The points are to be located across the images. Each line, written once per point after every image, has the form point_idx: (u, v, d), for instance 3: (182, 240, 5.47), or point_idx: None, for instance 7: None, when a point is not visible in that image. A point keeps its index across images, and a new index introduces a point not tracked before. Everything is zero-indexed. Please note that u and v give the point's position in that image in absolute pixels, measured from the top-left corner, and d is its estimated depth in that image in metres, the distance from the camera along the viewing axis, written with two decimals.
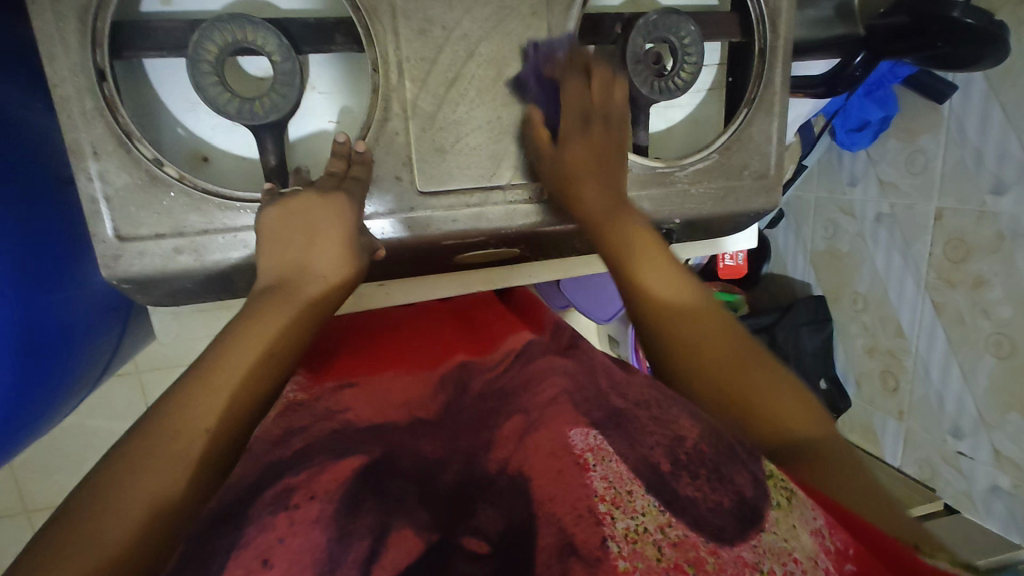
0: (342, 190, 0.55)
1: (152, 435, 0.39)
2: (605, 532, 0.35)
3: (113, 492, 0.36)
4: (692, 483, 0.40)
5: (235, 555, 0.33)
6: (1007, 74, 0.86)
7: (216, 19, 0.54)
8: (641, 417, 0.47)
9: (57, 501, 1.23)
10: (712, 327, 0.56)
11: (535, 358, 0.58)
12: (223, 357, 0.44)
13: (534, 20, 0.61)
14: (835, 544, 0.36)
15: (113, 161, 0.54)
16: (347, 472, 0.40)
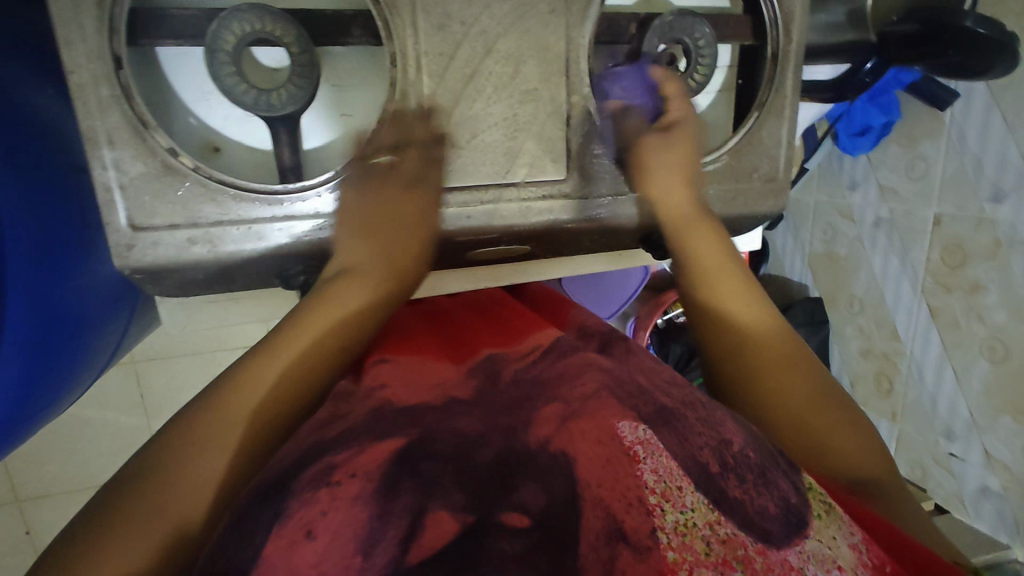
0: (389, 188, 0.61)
1: (244, 383, 0.48)
2: (654, 524, 0.38)
3: (213, 429, 0.45)
4: (739, 486, 0.42)
5: (281, 525, 0.37)
6: (1010, 84, 0.87)
7: (235, 9, 0.54)
8: (690, 418, 0.48)
9: (50, 491, 1.22)
10: (789, 353, 0.59)
11: (568, 354, 0.58)
12: (275, 351, 0.50)
13: (552, 18, 0.61)
14: (872, 559, 0.38)
15: (128, 150, 0.53)
16: (386, 454, 0.42)
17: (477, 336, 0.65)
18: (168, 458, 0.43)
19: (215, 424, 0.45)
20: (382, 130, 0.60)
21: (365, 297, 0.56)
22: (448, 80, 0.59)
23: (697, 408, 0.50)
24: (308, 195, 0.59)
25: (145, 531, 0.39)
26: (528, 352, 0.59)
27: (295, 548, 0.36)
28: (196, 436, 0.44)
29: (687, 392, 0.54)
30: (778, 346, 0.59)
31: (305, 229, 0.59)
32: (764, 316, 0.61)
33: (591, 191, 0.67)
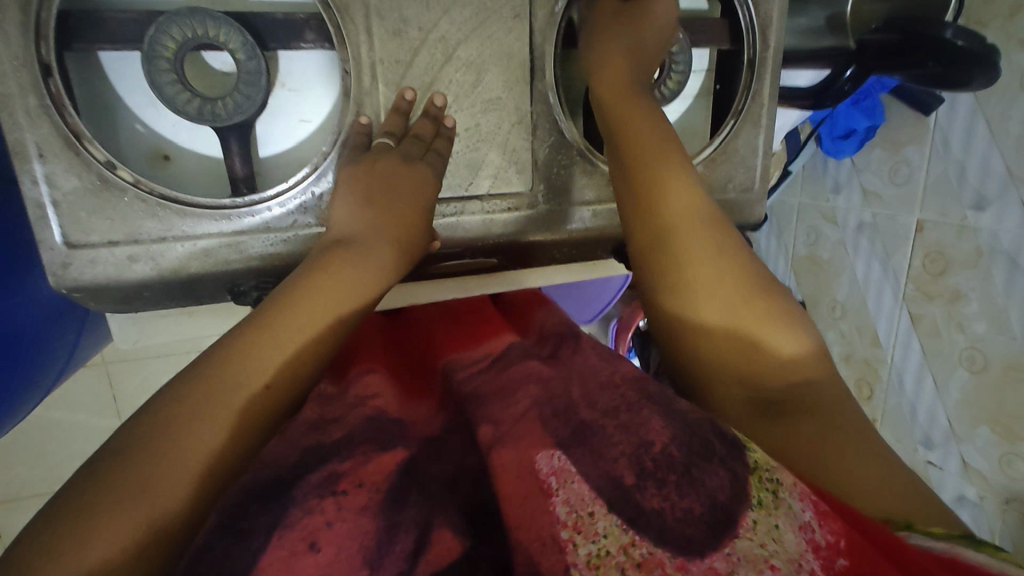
0: (424, 163, 0.56)
1: (242, 358, 0.43)
2: (568, 560, 0.36)
3: (201, 409, 0.41)
4: (658, 493, 0.38)
5: (279, 534, 0.37)
6: (994, 90, 0.85)
7: (175, 13, 0.51)
8: (607, 426, 0.43)
9: (17, 496, 1.19)
10: (732, 252, 0.50)
11: (509, 365, 0.54)
12: (254, 348, 0.44)
13: (517, 23, 0.58)
14: (825, 537, 0.35)
15: (61, 164, 0.50)
16: (390, 466, 0.43)
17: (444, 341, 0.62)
18: (153, 432, 0.39)
19: (209, 401, 0.41)
20: (337, 141, 0.57)
21: (365, 273, 0.50)
22: (408, 87, 0.56)
23: (625, 414, 0.44)
24: (258, 209, 0.56)
25: (120, 520, 0.35)
26: (476, 364, 0.56)
27: (296, 561, 0.35)
28: (182, 419, 0.40)
29: (618, 395, 0.47)
30: (714, 253, 0.50)
31: (256, 244, 0.57)
32: (703, 216, 0.51)
33: (559, 201, 0.64)
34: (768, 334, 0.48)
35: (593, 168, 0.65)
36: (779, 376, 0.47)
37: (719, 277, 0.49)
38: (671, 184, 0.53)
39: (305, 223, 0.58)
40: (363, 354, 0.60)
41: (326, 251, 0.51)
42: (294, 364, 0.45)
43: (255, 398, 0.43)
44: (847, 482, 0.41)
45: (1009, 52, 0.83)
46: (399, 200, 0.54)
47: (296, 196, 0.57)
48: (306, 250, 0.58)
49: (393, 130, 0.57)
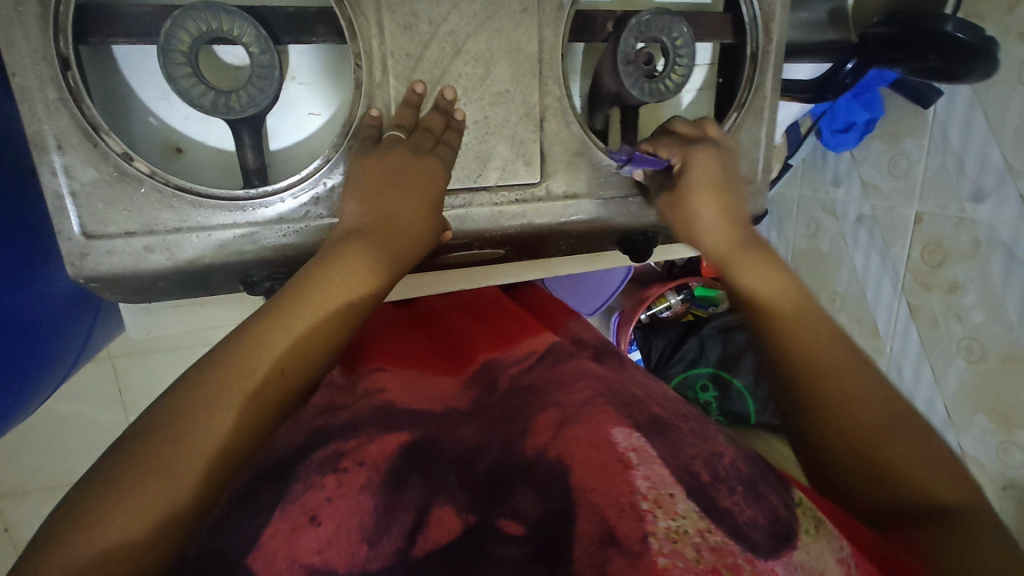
0: (435, 154, 0.56)
1: (251, 346, 0.45)
2: (647, 529, 0.38)
3: (215, 395, 0.42)
4: (729, 496, 0.42)
5: (283, 507, 0.40)
6: (992, 83, 0.86)
7: (190, 8, 0.52)
8: (682, 428, 0.49)
9: (27, 487, 1.20)
10: (841, 353, 0.54)
11: (561, 360, 0.60)
12: (263, 335, 0.45)
13: (525, 17, 0.59)
14: (860, 572, 0.39)
15: (79, 156, 0.51)
16: (393, 447, 0.46)
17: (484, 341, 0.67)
18: (170, 419, 0.41)
19: (221, 387, 0.42)
20: (348, 133, 0.58)
21: (371, 264, 0.51)
22: (418, 79, 0.57)
23: (691, 422, 0.51)
24: (271, 201, 0.57)
25: (147, 493, 0.38)
26: (520, 361, 0.61)
27: (297, 533, 0.39)
28: (200, 403, 0.41)
29: (681, 405, 0.55)
30: (818, 348, 0.55)
31: (269, 235, 0.58)
32: (807, 317, 0.56)
33: (565, 193, 0.65)
34: (882, 433, 0.50)
35: (598, 160, 0.66)
36: (891, 468, 0.49)
37: (821, 370, 0.54)
38: (765, 279, 0.58)
39: (316, 214, 0.59)
40: (371, 352, 0.63)
41: (339, 242, 0.52)
42: (303, 351, 0.46)
43: (267, 383, 0.44)
44: (949, 562, 0.42)
45: (1007, 45, 0.84)
46: (409, 191, 0.54)
47: (308, 188, 0.58)
48: (317, 241, 0.59)
49: (404, 123, 0.57)
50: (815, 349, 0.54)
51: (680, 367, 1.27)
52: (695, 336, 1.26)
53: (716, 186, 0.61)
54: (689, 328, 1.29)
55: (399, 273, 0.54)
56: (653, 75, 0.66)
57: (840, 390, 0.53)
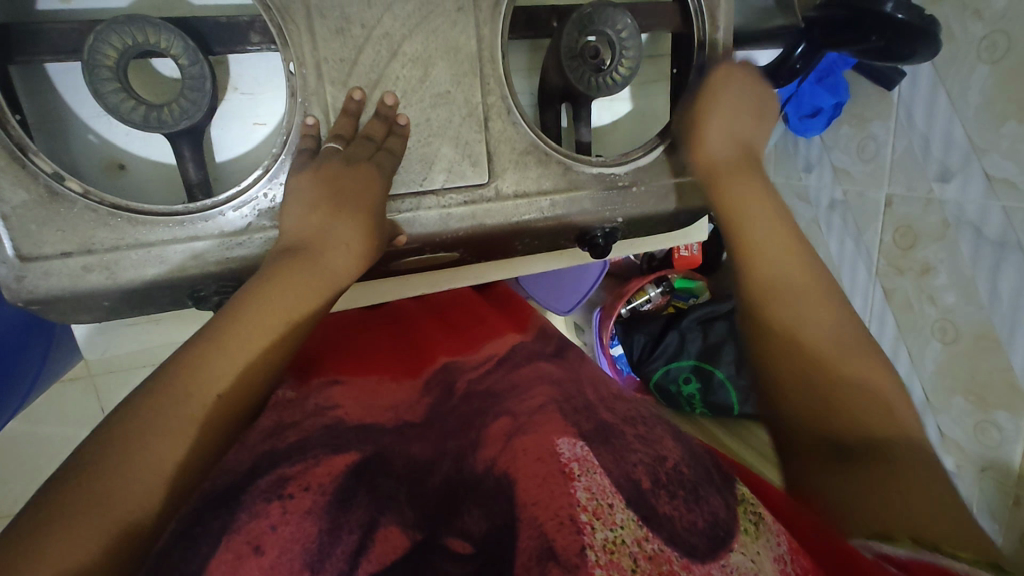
0: (375, 162, 0.56)
1: (190, 374, 0.42)
2: (584, 541, 0.38)
3: (154, 424, 0.39)
4: (669, 502, 0.43)
5: (228, 538, 0.38)
6: (952, 61, 0.86)
7: (112, 22, 0.51)
8: (627, 434, 0.50)
9: (13, 509, 1.19)
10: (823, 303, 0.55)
11: (520, 365, 0.60)
12: (201, 362, 0.43)
13: (460, 17, 0.58)
14: (795, 569, 0.40)
15: (7, 177, 0.51)
16: (340, 468, 0.44)
17: (441, 343, 0.66)
18: (104, 449, 0.38)
19: (159, 416, 0.40)
20: (287, 143, 0.57)
21: (314, 282, 0.49)
22: (355, 86, 0.57)
23: (639, 427, 0.51)
24: (211, 214, 0.56)
25: (80, 536, 0.34)
26: (483, 364, 0.60)
27: (242, 563, 0.37)
28: (137, 433, 0.39)
29: (631, 407, 0.56)
30: (802, 304, 0.54)
31: (211, 249, 0.57)
32: (807, 276, 0.55)
33: (516, 192, 0.64)
34: (841, 376, 0.51)
35: (549, 159, 0.65)
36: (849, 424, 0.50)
37: (811, 322, 0.53)
38: (766, 233, 0.57)
39: (258, 225, 0.58)
40: (325, 363, 0.61)
41: (278, 258, 0.50)
42: (248, 374, 0.44)
43: (208, 415, 0.42)
44: (901, 517, 0.43)
45: (964, 22, 0.83)
46: (344, 201, 0.52)
47: (249, 201, 0.57)
48: (261, 253, 0.58)
49: (341, 134, 0.56)
50: (801, 311, 0.54)
51: (662, 361, 1.24)
52: (675, 329, 1.23)
53: (732, 115, 0.61)
54: (669, 321, 1.25)
55: (344, 286, 0.52)
56: (600, 69, 0.65)
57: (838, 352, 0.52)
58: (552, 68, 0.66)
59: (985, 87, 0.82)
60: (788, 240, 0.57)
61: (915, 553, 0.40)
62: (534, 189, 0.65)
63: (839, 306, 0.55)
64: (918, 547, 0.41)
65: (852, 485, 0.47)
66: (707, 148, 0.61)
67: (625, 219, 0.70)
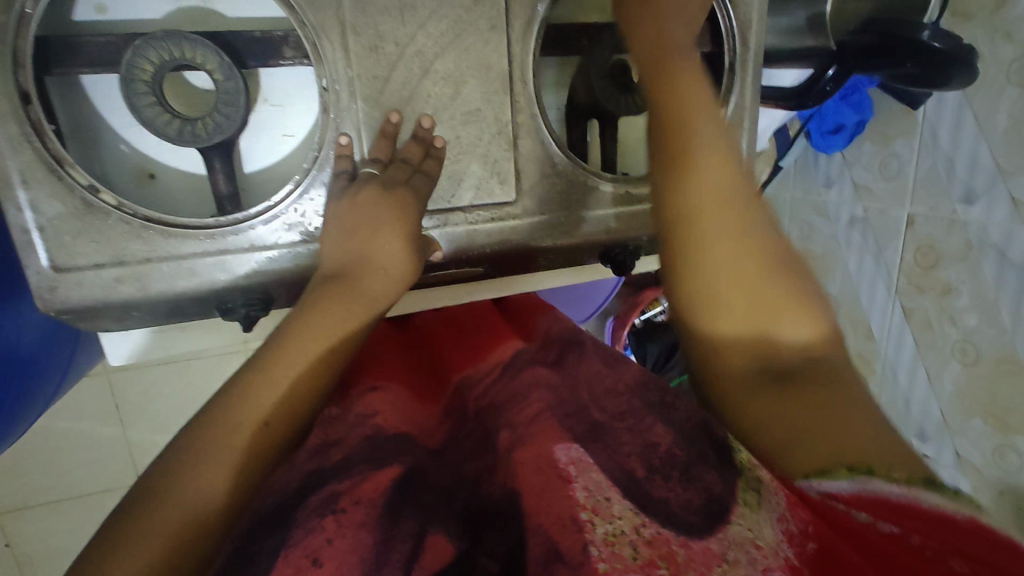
0: (410, 186, 0.56)
1: (234, 403, 0.44)
2: (586, 539, 0.37)
3: (201, 453, 0.40)
4: (664, 485, 0.42)
5: (283, 555, 0.36)
6: (981, 82, 0.85)
7: (151, 37, 0.51)
8: (619, 429, 0.48)
9: (27, 503, 1.19)
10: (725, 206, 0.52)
11: (520, 370, 0.59)
12: (246, 392, 0.44)
13: (493, 35, 0.58)
14: (797, 525, 0.36)
15: (44, 189, 0.51)
16: (386, 483, 0.43)
17: (460, 360, 0.66)
18: (156, 479, 0.40)
19: (204, 446, 0.41)
20: (318, 158, 0.58)
21: (351, 307, 0.50)
22: (393, 109, 0.57)
23: (632, 423, 0.49)
24: (241, 228, 0.57)
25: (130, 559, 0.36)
26: (488, 376, 0.60)
27: None
28: (184, 464, 0.40)
29: (624, 404, 0.52)
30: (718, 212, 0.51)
31: (242, 262, 0.57)
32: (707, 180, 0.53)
33: (543, 210, 0.65)
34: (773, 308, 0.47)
35: (576, 178, 0.65)
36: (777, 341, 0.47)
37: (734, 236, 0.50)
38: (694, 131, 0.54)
39: (290, 239, 0.58)
40: (364, 370, 0.61)
41: (319, 287, 0.51)
42: (292, 399, 0.46)
43: (254, 438, 0.43)
44: (845, 447, 0.40)
45: (994, 45, 0.83)
46: (384, 229, 0.54)
47: (279, 214, 0.58)
48: (290, 266, 0.58)
49: (379, 157, 0.57)
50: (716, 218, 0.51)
51: (676, 372, 1.24)
52: None
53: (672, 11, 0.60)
54: None
55: (383, 311, 0.54)
56: (630, 87, 0.66)
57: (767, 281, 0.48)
58: (582, 86, 0.67)
59: (1014, 109, 0.81)
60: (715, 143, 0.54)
61: (860, 484, 0.37)
62: (563, 209, 0.65)
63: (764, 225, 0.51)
64: (858, 474, 0.38)
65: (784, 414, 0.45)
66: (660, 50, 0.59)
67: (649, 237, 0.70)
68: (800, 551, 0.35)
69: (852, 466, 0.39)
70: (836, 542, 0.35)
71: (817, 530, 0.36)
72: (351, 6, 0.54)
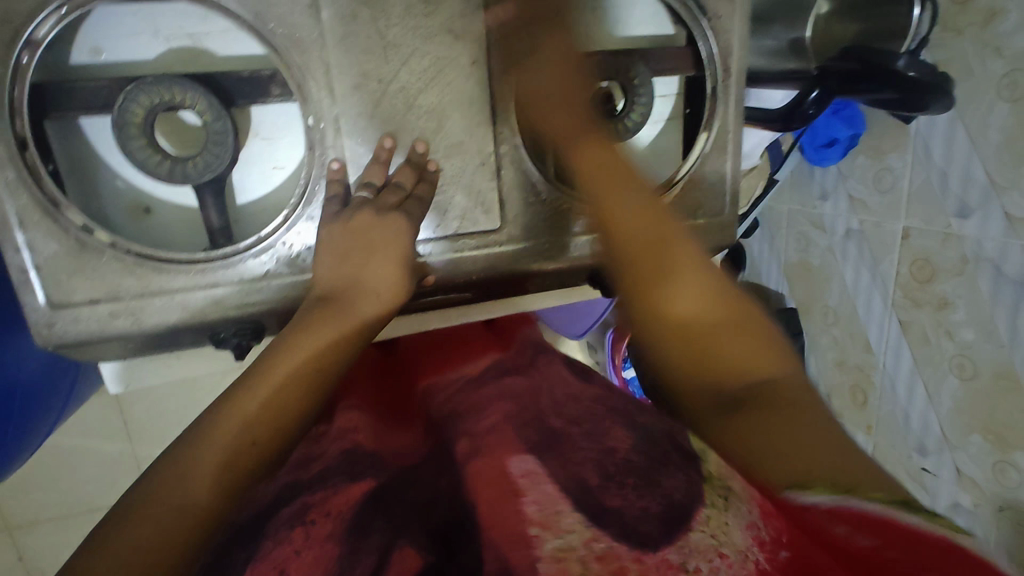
0: (402, 211, 0.57)
1: (225, 417, 0.45)
2: (535, 555, 0.37)
3: (191, 463, 0.42)
4: (619, 493, 0.42)
5: (253, 566, 0.40)
6: (971, 98, 0.85)
7: (141, 82, 0.53)
8: (573, 435, 0.50)
9: (38, 519, 1.22)
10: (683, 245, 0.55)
11: (486, 383, 0.61)
12: (238, 406, 0.46)
13: (474, 70, 0.60)
14: (771, 534, 0.35)
15: (40, 231, 0.53)
16: (358, 496, 0.47)
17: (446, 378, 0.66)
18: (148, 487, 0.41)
19: (193, 458, 0.42)
20: (308, 188, 0.59)
21: (341, 329, 0.52)
22: (388, 134, 0.59)
23: (587, 427, 0.52)
24: (232, 262, 0.58)
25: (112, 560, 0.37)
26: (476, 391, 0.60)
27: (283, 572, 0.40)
28: (174, 475, 0.41)
29: (582, 407, 0.56)
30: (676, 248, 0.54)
31: (233, 296, 0.59)
32: (661, 217, 0.56)
33: (528, 237, 0.66)
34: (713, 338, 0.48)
35: (561, 205, 0.66)
36: (725, 373, 0.46)
37: (680, 262, 0.53)
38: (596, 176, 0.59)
39: (277, 272, 0.60)
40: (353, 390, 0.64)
41: (312, 310, 0.53)
42: (273, 412, 0.46)
43: (245, 453, 0.44)
44: (804, 467, 0.37)
45: (985, 60, 0.83)
46: (376, 254, 0.55)
47: (270, 248, 0.59)
48: (278, 297, 0.60)
49: (371, 182, 0.58)
50: (666, 262, 0.53)
51: None
52: None
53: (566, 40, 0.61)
54: None
55: (373, 333, 0.55)
56: (614, 114, 0.68)
57: (700, 308, 0.50)
58: None
59: (1005, 125, 0.81)
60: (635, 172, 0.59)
61: (838, 499, 0.33)
62: (551, 230, 0.66)
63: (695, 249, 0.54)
64: (836, 491, 0.34)
65: (748, 429, 0.42)
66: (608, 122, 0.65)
67: None
68: (772, 557, 0.34)
69: (833, 485, 0.35)
70: (808, 546, 0.33)
71: (791, 537, 0.34)
72: (335, 48, 0.56)
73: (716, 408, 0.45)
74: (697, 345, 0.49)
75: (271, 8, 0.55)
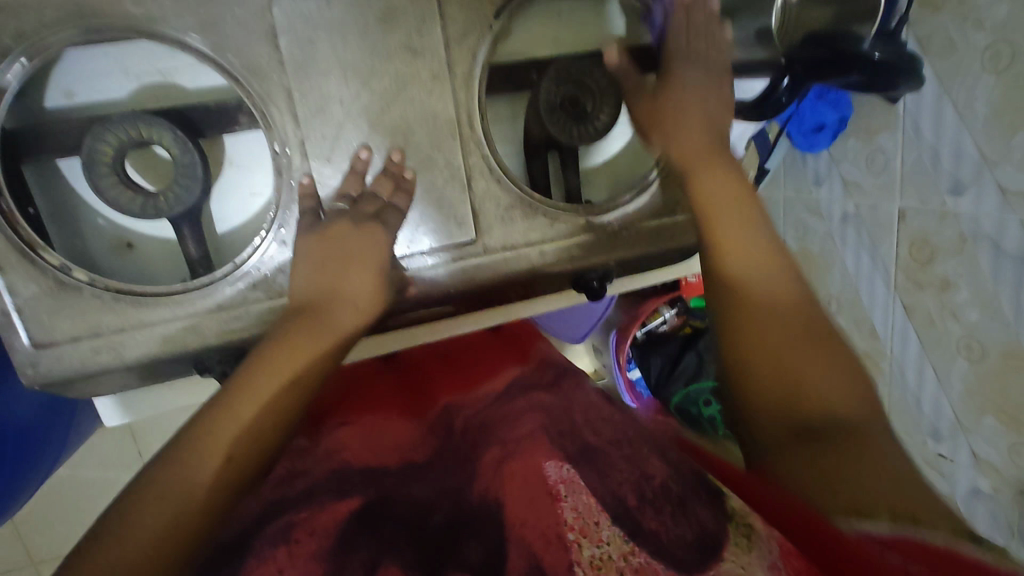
0: (379, 220, 0.58)
1: (202, 436, 0.44)
2: (571, 558, 0.38)
3: (170, 486, 0.41)
4: (656, 517, 0.41)
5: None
6: (956, 72, 0.83)
7: (108, 121, 0.55)
8: (611, 453, 0.48)
9: (61, 552, 1.24)
10: (789, 285, 0.54)
11: (511, 398, 0.58)
12: (217, 422, 0.45)
13: (436, 84, 0.60)
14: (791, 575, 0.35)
15: (19, 274, 0.55)
16: (344, 514, 0.44)
17: (443, 385, 0.67)
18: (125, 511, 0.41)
19: (172, 484, 0.42)
20: (284, 204, 0.59)
21: (318, 343, 0.51)
22: (364, 145, 0.59)
23: (625, 447, 0.49)
24: (210, 290, 0.59)
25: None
26: (477, 398, 0.61)
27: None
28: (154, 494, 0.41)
29: (618, 429, 0.52)
30: (768, 279, 0.54)
31: (212, 325, 0.59)
32: (775, 263, 0.55)
33: (504, 245, 0.65)
34: (812, 373, 0.49)
35: (538, 209, 0.66)
36: (813, 411, 0.48)
37: (775, 309, 0.52)
38: (733, 219, 0.57)
39: (254, 296, 0.60)
40: (343, 410, 0.61)
41: (287, 322, 0.53)
42: (257, 423, 0.46)
43: (220, 471, 0.43)
44: (865, 497, 0.42)
45: (966, 33, 0.81)
46: (353, 265, 0.55)
47: (244, 274, 0.60)
48: (257, 322, 0.60)
49: (348, 193, 0.58)
50: (771, 307, 0.52)
51: (681, 383, 1.17)
52: (693, 350, 1.16)
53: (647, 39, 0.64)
54: (687, 341, 1.17)
55: (351, 344, 0.54)
56: (582, 117, 0.67)
57: (794, 344, 0.50)
58: (534, 123, 0.67)
59: (991, 98, 0.79)
60: (751, 212, 0.57)
61: (898, 533, 0.39)
62: (536, 233, 0.66)
63: (799, 289, 0.53)
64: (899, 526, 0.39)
65: (825, 467, 0.45)
66: (681, 102, 0.62)
67: (616, 261, 0.70)
68: None
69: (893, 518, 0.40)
70: None
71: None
72: (295, 74, 0.57)
73: (794, 440, 0.48)
74: (791, 384, 0.49)
75: (229, 40, 0.56)
